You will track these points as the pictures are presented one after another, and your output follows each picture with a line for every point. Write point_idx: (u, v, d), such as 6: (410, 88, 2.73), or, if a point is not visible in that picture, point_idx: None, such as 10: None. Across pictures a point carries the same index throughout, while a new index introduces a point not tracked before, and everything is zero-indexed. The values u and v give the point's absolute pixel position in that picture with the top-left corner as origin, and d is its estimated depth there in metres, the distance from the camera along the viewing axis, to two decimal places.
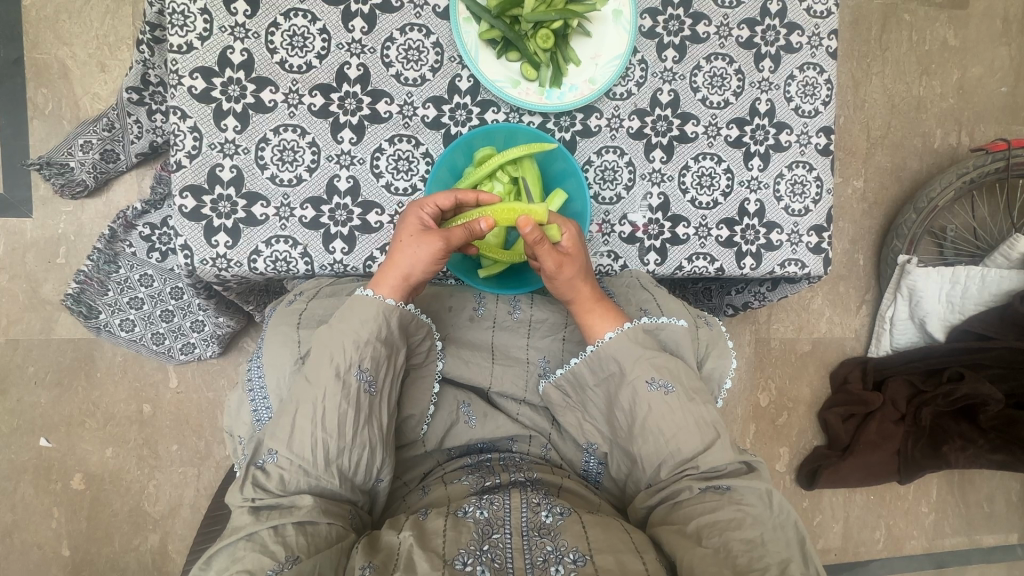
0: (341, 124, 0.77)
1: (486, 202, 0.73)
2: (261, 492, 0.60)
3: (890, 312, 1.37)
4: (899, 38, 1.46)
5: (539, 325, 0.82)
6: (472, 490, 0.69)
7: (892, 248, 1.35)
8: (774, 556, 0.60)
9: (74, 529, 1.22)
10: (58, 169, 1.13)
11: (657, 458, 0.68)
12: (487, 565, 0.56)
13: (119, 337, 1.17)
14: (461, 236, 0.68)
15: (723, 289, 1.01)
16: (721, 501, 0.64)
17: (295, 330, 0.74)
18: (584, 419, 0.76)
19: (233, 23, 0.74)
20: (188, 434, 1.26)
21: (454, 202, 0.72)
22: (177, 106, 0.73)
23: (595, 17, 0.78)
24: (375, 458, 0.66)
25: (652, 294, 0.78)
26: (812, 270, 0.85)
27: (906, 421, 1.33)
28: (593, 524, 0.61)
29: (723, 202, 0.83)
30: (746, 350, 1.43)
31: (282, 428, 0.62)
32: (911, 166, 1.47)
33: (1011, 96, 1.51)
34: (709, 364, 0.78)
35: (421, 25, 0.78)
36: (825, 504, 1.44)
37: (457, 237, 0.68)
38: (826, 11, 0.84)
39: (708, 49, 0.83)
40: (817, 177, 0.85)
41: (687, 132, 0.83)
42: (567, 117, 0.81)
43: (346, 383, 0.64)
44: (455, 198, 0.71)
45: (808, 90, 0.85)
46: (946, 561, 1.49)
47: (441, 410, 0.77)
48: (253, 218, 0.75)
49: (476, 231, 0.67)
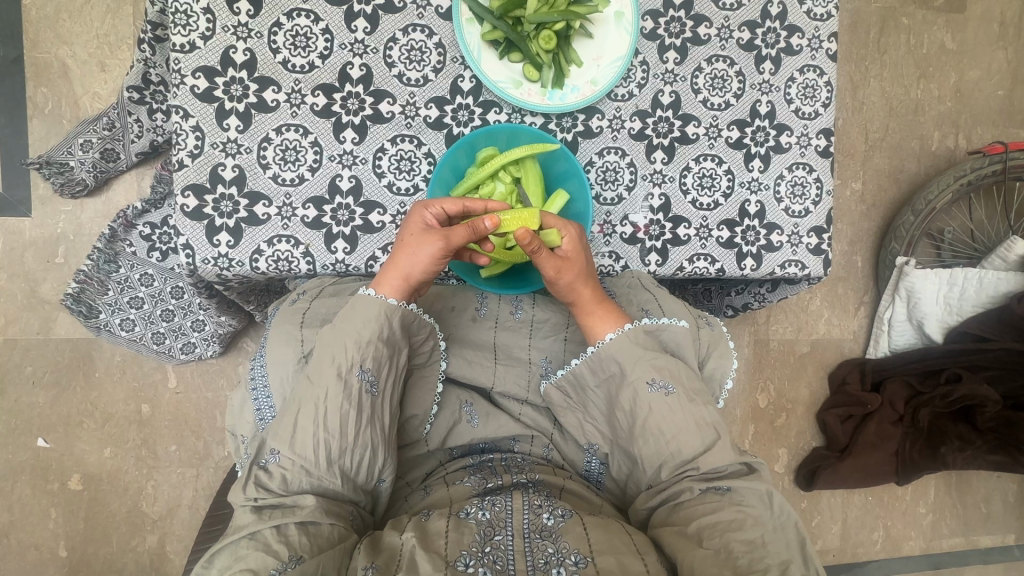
0: (343, 125, 0.77)
1: (495, 210, 0.73)
2: (264, 492, 0.61)
3: (888, 313, 1.37)
4: (898, 41, 1.47)
5: (541, 325, 0.82)
6: (475, 491, 0.69)
7: (890, 250, 1.36)
8: (775, 557, 0.60)
9: (71, 530, 1.22)
10: (57, 168, 1.13)
11: (658, 459, 0.68)
12: (489, 567, 0.57)
13: (119, 337, 1.17)
14: (464, 234, 0.67)
15: (723, 290, 1.01)
16: (722, 502, 0.64)
17: (298, 329, 0.74)
18: (585, 420, 0.76)
19: (236, 23, 0.74)
20: (187, 435, 1.26)
21: (462, 208, 0.71)
22: (179, 105, 0.73)
23: (597, 18, 0.78)
24: (377, 458, 0.66)
25: (653, 294, 0.79)
26: (813, 271, 0.86)
27: (905, 422, 1.33)
28: (595, 526, 0.61)
29: (724, 203, 0.84)
30: (746, 351, 1.43)
31: (285, 427, 0.62)
32: (908, 168, 1.48)
33: (1007, 99, 1.52)
34: (710, 364, 0.78)
35: (424, 25, 0.78)
36: (824, 505, 1.45)
37: (460, 235, 0.67)
38: (826, 14, 0.85)
39: (710, 51, 0.83)
40: (817, 179, 0.85)
41: (689, 134, 0.83)
42: (569, 118, 0.81)
43: (348, 383, 0.64)
44: (463, 204, 0.71)
45: (809, 92, 0.85)
46: (943, 562, 1.50)
47: (444, 410, 0.77)
48: (255, 218, 0.75)
49: (482, 230, 0.67)
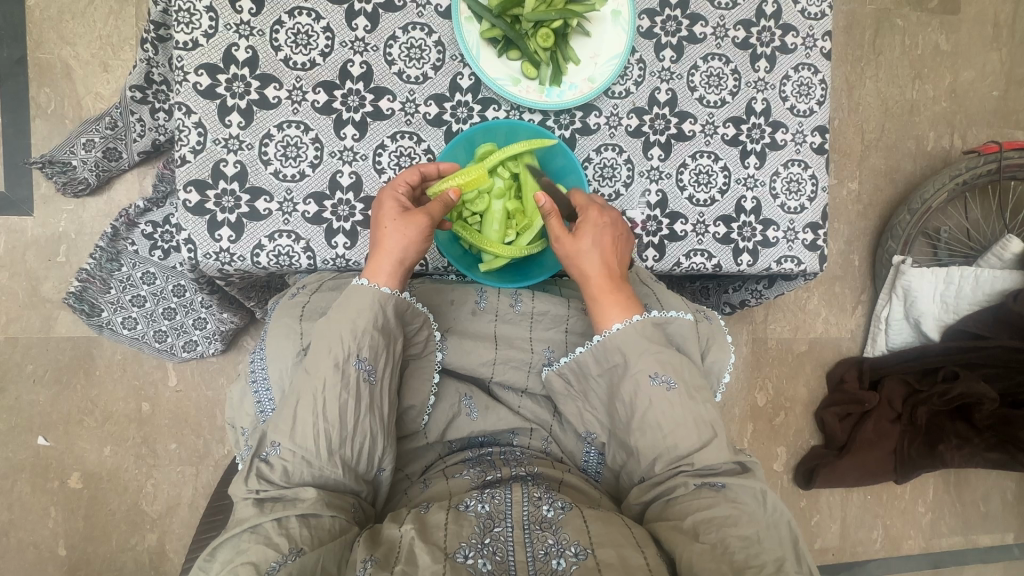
0: (344, 121, 0.78)
1: (446, 170, 0.76)
2: (266, 484, 0.61)
3: (885, 312, 1.38)
4: (892, 43, 1.48)
5: (541, 317, 0.82)
6: (473, 485, 0.70)
7: (886, 249, 1.37)
8: (770, 554, 0.61)
9: (70, 528, 1.22)
10: (60, 168, 1.15)
11: (653, 452, 0.69)
12: (489, 558, 0.57)
13: (121, 335, 1.18)
14: (439, 208, 0.70)
15: (720, 287, 1.02)
16: (717, 498, 0.65)
17: (298, 322, 0.74)
18: (585, 409, 0.77)
19: (238, 21, 0.75)
20: (187, 433, 1.26)
21: (420, 176, 0.74)
22: (182, 102, 0.74)
23: (595, 16, 0.79)
24: (376, 447, 0.66)
25: (652, 289, 0.80)
26: (809, 267, 0.86)
27: (903, 421, 1.34)
28: (594, 518, 0.62)
29: (720, 199, 0.85)
30: (744, 350, 1.44)
31: (285, 419, 0.63)
32: (904, 168, 1.49)
33: (1002, 100, 1.54)
34: (709, 357, 0.79)
35: (424, 24, 0.79)
36: (823, 504, 1.45)
37: (437, 209, 0.70)
38: (820, 13, 0.86)
39: (706, 49, 0.84)
40: (812, 176, 0.86)
41: (685, 131, 0.84)
42: (567, 115, 0.82)
43: (345, 373, 0.64)
44: (420, 171, 0.73)
45: (804, 90, 0.86)
46: (943, 562, 1.50)
47: (442, 402, 0.78)
48: (256, 213, 0.76)
49: (451, 201, 0.71)
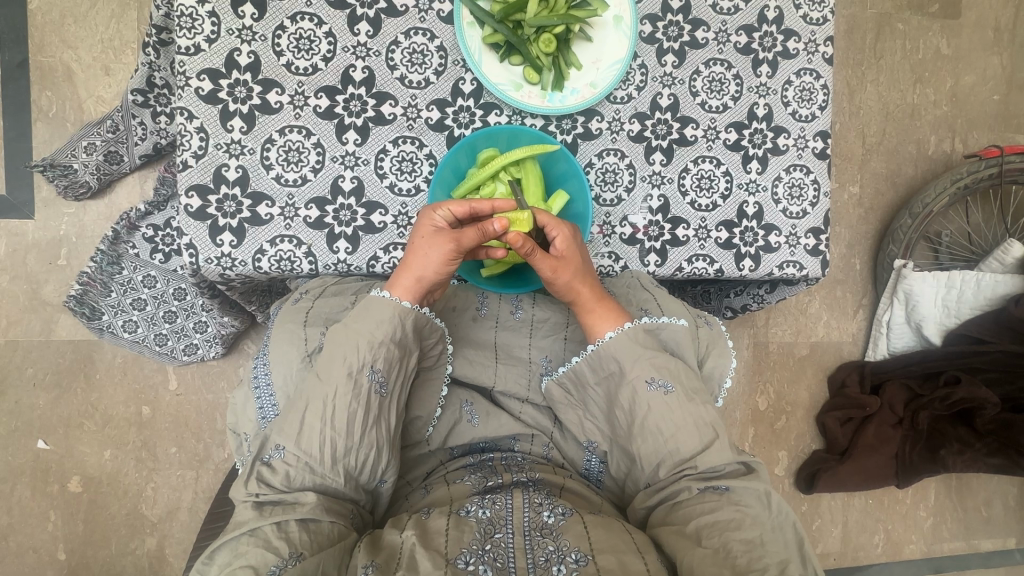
0: (346, 126, 0.78)
1: (501, 209, 0.71)
2: (266, 487, 0.61)
3: (887, 316, 1.38)
4: (893, 47, 1.49)
5: (541, 325, 0.82)
6: (474, 490, 0.69)
7: (887, 253, 1.37)
8: (774, 556, 0.61)
9: (70, 532, 1.21)
10: (61, 171, 1.14)
11: (656, 457, 0.68)
12: (489, 564, 0.57)
13: (122, 339, 1.18)
14: (473, 237, 0.67)
15: (721, 292, 1.02)
16: (721, 501, 0.64)
17: (301, 328, 0.74)
18: (585, 417, 0.77)
19: (240, 26, 0.75)
20: (186, 437, 1.26)
21: (469, 210, 0.70)
22: (184, 106, 0.74)
23: (596, 22, 0.79)
24: (381, 458, 0.66)
25: (652, 294, 0.79)
26: (811, 272, 0.86)
27: (904, 425, 1.34)
28: (596, 524, 0.61)
29: (722, 204, 0.85)
30: (745, 354, 1.44)
31: (291, 424, 0.63)
32: (906, 172, 1.49)
33: (1002, 103, 1.54)
34: (709, 363, 0.78)
35: (426, 29, 0.79)
36: (824, 508, 1.45)
37: (470, 238, 0.68)
38: (822, 18, 0.86)
39: (707, 55, 0.84)
40: (814, 181, 0.86)
41: (687, 136, 0.84)
42: (568, 120, 0.82)
43: (358, 383, 0.64)
44: (470, 206, 0.70)
45: (806, 94, 0.86)
46: (944, 566, 1.50)
47: (446, 412, 0.78)
48: (258, 217, 0.76)
49: (491, 232, 0.67)
